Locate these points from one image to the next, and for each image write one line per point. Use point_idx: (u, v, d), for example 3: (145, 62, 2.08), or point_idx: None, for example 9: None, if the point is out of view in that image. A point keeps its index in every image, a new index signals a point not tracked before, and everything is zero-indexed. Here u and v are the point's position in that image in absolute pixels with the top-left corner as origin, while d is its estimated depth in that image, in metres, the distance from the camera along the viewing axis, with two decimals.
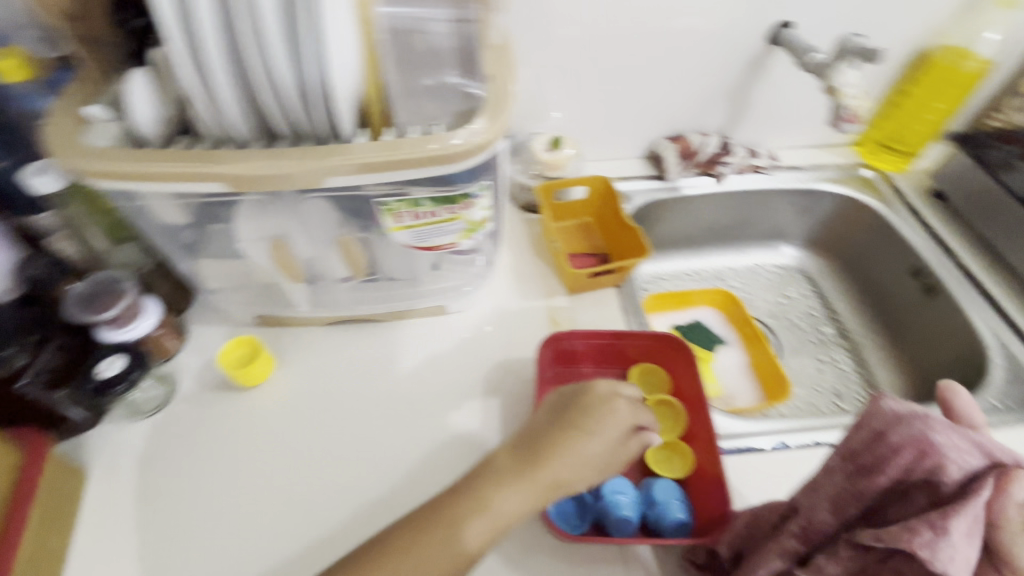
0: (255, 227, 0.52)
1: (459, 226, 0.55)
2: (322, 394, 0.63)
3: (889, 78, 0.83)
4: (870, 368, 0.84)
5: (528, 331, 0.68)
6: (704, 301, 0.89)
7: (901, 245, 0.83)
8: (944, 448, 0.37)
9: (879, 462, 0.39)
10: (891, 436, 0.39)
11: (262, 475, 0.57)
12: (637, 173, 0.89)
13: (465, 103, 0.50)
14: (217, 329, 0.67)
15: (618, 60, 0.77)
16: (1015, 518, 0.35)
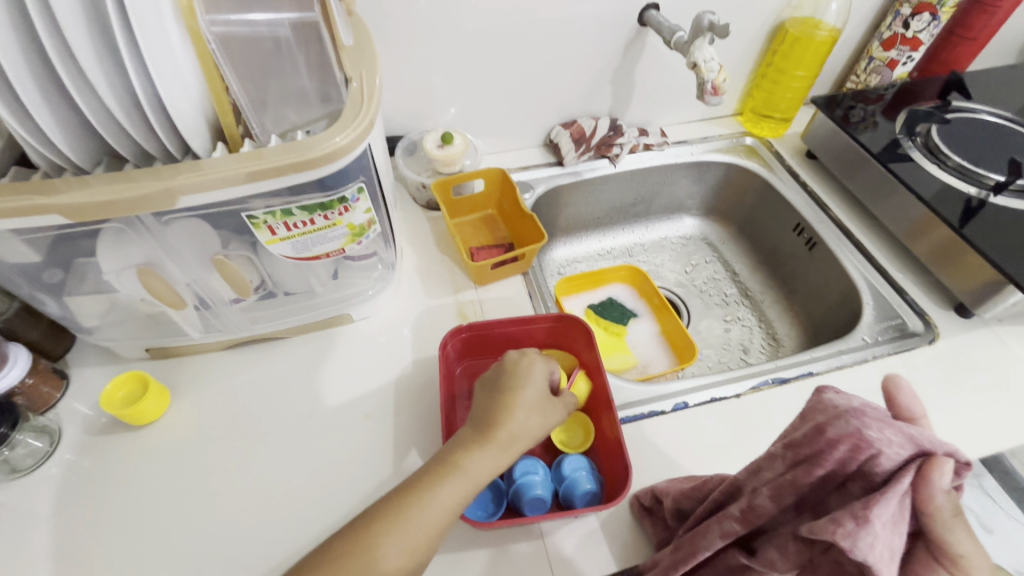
0: (117, 257, 0.49)
1: (342, 231, 0.54)
2: (226, 421, 0.61)
3: (754, 51, 0.89)
4: (770, 322, 0.90)
5: (437, 329, 0.69)
6: (615, 278, 0.92)
7: (784, 205, 0.89)
8: (877, 439, 0.34)
9: (818, 455, 0.36)
10: (829, 429, 0.36)
11: (165, 515, 0.54)
12: (536, 162, 0.91)
13: (326, 108, 0.51)
14: (103, 369, 0.63)
15: (499, 51, 0.78)
16: (944, 507, 0.32)
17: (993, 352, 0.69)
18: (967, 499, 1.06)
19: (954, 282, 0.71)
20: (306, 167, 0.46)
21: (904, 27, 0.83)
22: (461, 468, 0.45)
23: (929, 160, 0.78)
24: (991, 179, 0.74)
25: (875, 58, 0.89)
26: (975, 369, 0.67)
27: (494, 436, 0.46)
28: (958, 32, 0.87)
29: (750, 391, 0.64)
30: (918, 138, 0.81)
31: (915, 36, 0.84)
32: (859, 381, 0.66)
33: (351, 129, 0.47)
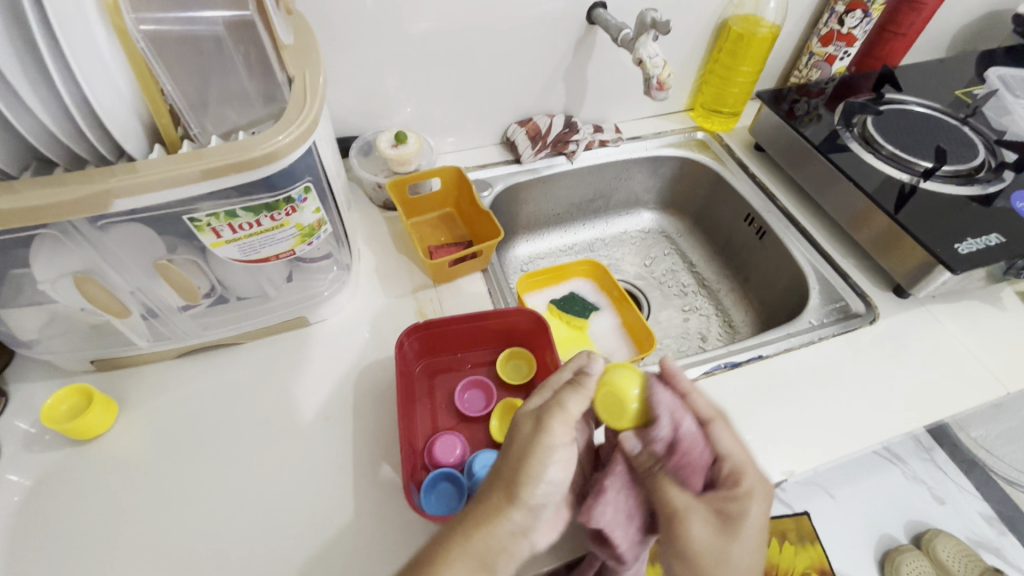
0: (53, 265, 0.48)
1: (290, 232, 0.53)
2: (179, 431, 0.59)
3: (701, 48, 0.92)
4: (726, 310, 0.93)
5: (396, 329, 0.68)
6: (576, 273, 0.93)
7: (735, 197, 0.92)
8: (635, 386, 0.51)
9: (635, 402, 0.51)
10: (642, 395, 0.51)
11: (115, 530, 0.52)
12: (494, 160, 0.91)
13: (268, 107, 0.50)
14: (44, 384, 0.60)
15: (451, 51, 0.78)
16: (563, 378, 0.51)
17: (929, 330, 0.73)
18: (921, 472, 1.11)
19: (890, 265, 0.75)
20: (252, 164, 0.45)
21: (839, 24, 0.87)
22: (473, 543, 0.42)
23: (865, 150, 0.82)
24: (922, 166, 0.78)
25: (815, 53, 0.93)
26: (912, 346, 0.71)
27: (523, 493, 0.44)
28: (890, 27, 0.92)
29: (704, 375, 0.66)
30: (855, 129, 0.85)
31: (850, 32, 0.88)
32: (806, 362, 0.69)
33: (293, 128, 0.46)
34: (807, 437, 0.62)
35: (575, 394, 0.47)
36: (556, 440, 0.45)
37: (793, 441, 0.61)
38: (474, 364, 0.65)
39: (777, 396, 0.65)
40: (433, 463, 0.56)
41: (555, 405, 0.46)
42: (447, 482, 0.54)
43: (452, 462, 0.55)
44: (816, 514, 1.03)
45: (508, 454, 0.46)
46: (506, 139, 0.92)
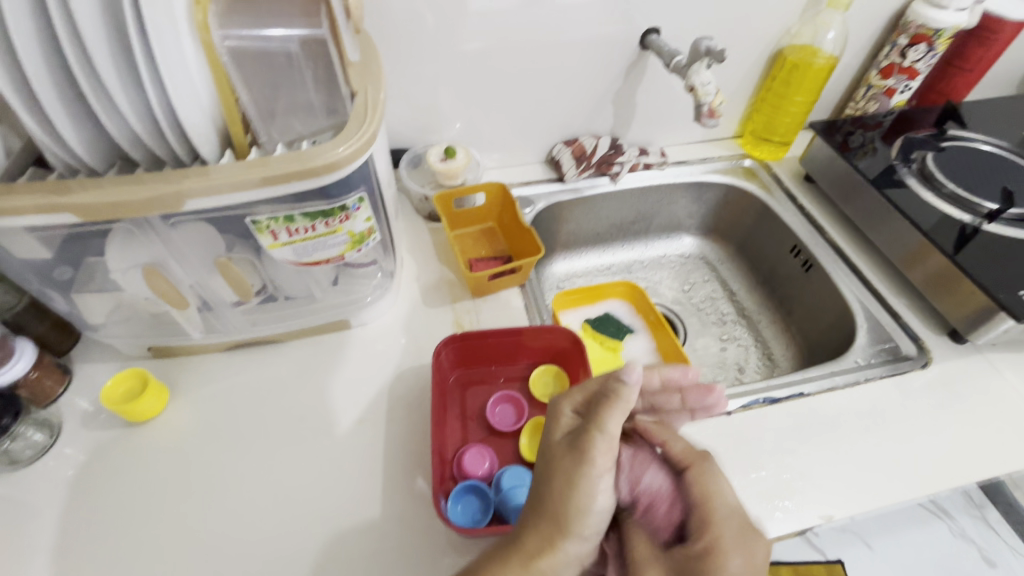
0: (125, 256, 0.51)
1: (342, 239, 0.56)
2: (222, 421, 0.62)
3: (753, 76, 0.91)
4: (765, 342, 0.90)
5: (432, 338, 0.70)
6: (612, 293, 0.93)
7: (781, 227, 0.90)
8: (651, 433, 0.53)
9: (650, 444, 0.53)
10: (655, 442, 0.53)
11: (155, 512, 0.55)
12: (537, 177, 0.93)
13: (332, 120, 0.53)
14: (104, 366, 0.64)
15: (504, 71, 0.80)
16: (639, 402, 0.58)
17: (987, 380, 0.69)
18: (969, 530, 1.04)
19: (946, 308, 0.72)
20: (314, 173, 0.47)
21: (901, 57, 0.85)
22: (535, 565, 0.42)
23: (924, 187, 0.79)
24: (985, 207, 0.75)
25: (874, 85, 0.91)
26: (968, 395, 0.67)
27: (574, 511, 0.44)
28: (955, 62, 0.89)
29: (741, 408, 0.64)
30: (914, 165, 0.82)
31: (912, 66, 0.86)
32: (851, 402, 0.66)
33: (354, 142, 0.48)
34: (847, 481, 0.59)
35: (612, 411, 0.45)
36: (602, 465, 0.44)
37: (832, 484, 0.59)
38: (506, 379, 0.65)
39: (817, 435, 0.63)
40: (461, 474, 0.56)
41: (595, 430, 0.45)
42: (473, 494, 0.54)
43: (480, 474, 0.56)
44: (851, 563, 0.98)
45: (547, 480, 0.45)
46: (551, 157, 0.93)
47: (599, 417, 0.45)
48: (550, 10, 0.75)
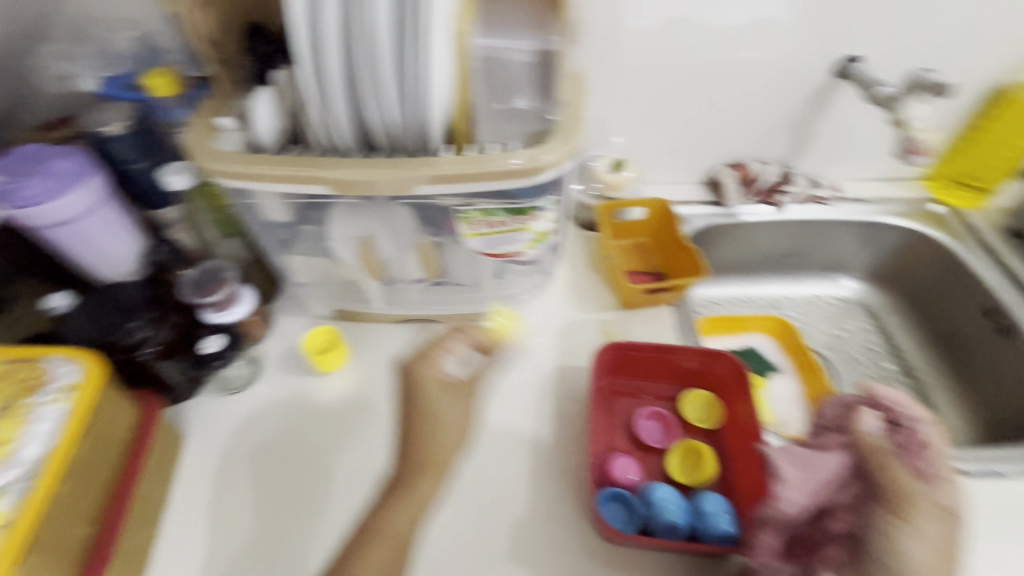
0: (347, 228, 0.59)
1: (527, 236, 0.59)
2: (389, 386, 0.68)
3: (960, 113, 0.82)
4: (935, 407, 0.81)
5: (581, 342, 0.71)
6: (757, 327, 0.88)
7: (973, 284, 0.80)
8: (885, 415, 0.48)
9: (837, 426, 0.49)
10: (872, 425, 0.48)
11: (334, 456, 0.62)
12: (694, 198, 0.91)
13: (540, 124, 0.55)
14: (298, 319, 0.74)
15: (683, 90, 0.80)
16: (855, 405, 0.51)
17: None
18: None
19: None
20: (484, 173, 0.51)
21: None
22: (383, 529, 0.52)
23: None
24: None
25: None
26: None
27: (431, 463, 0.56)
28: None
29: None
30: None
31: None
32: None
33: (560, 149, 0.51)
34: None
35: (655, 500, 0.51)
36: (453, 421, 0.58)
37: None
38: (654, 395, 0.65)
39: (1012, 523, 0.55)
40: (607, 479, 0.57)
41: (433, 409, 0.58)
42: (618, 502, 0.55)
43: (626, 483, 0.56)
44: None
45: (416, 469, 0.56)
46: (712, 179, 0.91)
47: (430, 399, 0.59)
48: (744, 32, 0.74)
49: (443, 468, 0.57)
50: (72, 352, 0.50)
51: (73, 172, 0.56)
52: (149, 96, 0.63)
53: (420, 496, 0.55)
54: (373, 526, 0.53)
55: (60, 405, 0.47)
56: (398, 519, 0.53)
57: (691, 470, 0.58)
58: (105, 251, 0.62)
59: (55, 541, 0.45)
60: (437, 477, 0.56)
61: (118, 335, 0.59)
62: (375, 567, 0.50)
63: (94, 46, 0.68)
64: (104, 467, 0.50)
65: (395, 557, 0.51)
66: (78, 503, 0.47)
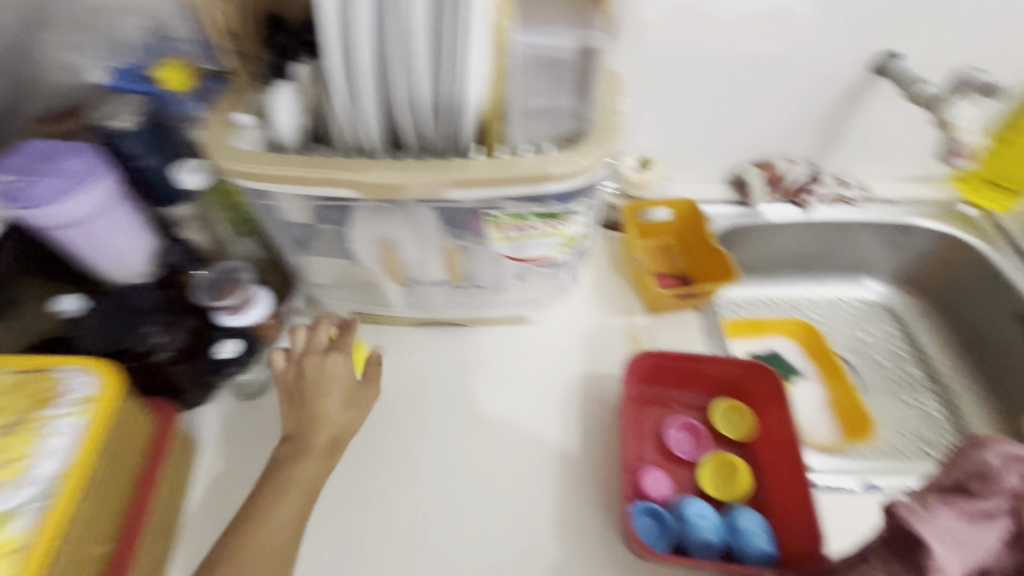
0: (369, 231, 0.57)
1: (557, 240, 0.57)
2: (409, 391, 0.66)
3: (997, 113, 0.79)
4: (961, 416, 0.79)
5: (606, 348, 0.69)
6: (781, 330, 0.87)
7: (1006, 291, 0.78)
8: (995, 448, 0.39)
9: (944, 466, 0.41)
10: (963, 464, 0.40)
11: (354, 465, 0.61)
12: (719, 197, 0.89)
13: (575, 124, 0.52)
14: (314, 321, 0.72)
15: (712, 86, 0.77)
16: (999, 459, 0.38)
17: None
18: None
19: None
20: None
21: None
22: (292, 478, 0.53)
23: None
24: None
25: None
26: None
27: (310, 445, 0.55)
28: None
29: None
30: None
31: None
32: None
33: (597, 152, 0.49)
34: None
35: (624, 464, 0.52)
36: (331, 409, 0.57)
37: None
38: (683, 404, 0.63)
39: None
40: (638, 493, 0.55)
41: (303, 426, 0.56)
42: (651, 518, 0.53)
43: (658, 497, 0.55)
44: None
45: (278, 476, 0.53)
46: (737, 178, 0.88)
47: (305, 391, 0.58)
48: (779, 26, 0.71)
49: (328, 459, 0.55)
50: (87, 362, 0.48)
51: (84, 171, 0.53)
52: (161, 88, 0.60)
53: (299, 481, 0.53)
54: (281, 473, 0.53)
55: (74, 418, 0.45)
56: (305, 467, 0.53)
57: (725, 484, 0.56)
58: (118, 253, 0.60)
59: (73, 559, 0.43)
60: (319, 462, 0.54)
61: (131, 341, 0.57)
62: (284, 515, 0.50)
63: (103, 35, 0.65)
64: (122, 481, 0.48)
65: (294, 523, 0.51)
66: (97, 519, 0.45)
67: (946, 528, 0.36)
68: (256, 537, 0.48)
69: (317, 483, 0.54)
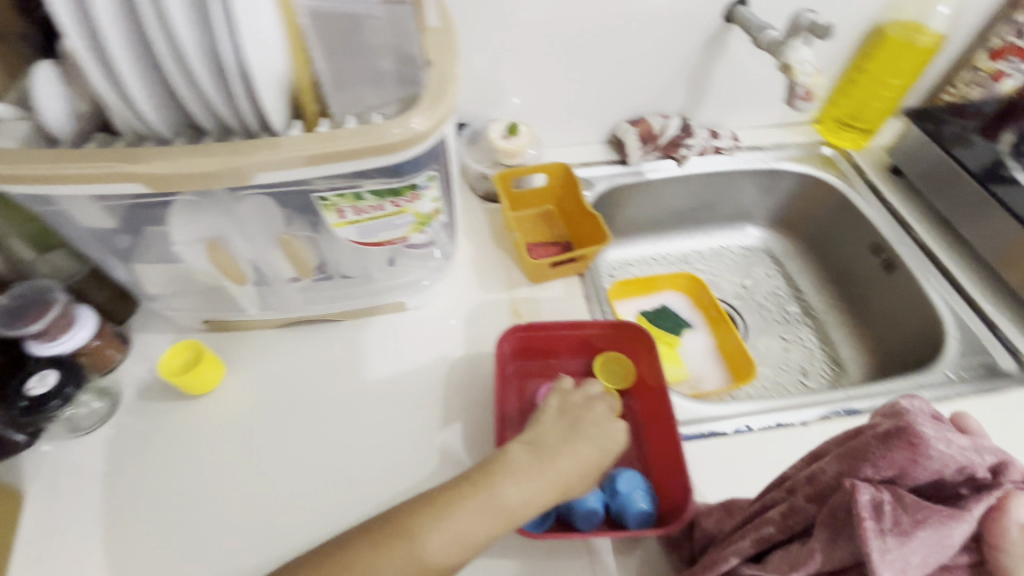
0: (189, 229, 0.49)
1: (407, 219, 0.53)
2: (277, 400, 0.60)
3: (844, 55, 0.83)
4: (833, 344, 0.85)
5: (490, 325, 0.67)
6: (669, 285, 0.88)
7: (862, 224, 0.83)
8: (935, 446, 0.36)
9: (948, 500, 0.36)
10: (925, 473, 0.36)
11: (215, 491, 0.54)
12: (599, 158, 0.87)
13: (403, 89, 0.48)
14: (162, 335, 0.64)
15: (574, 43, 0.75)
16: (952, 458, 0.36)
17: None
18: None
19: None
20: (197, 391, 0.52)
21: (1020, 36, 0.77)
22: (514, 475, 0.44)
23: None
24: None
25: (980, 69, 0.82)
26: None
27: (541, 449, 0.46)
28: None
29: (818, 420, 0.60)
30: None
31: None
32: None
33: (429, 114, 0.45)
34: None
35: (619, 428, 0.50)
36: (496, 501, 0.43)
37: None
38: (567, 374, 0.62)
39: None
40: None
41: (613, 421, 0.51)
42: None
43: None
44: None
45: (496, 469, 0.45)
46: (614, 138, 0.87)
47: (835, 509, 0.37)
48: None
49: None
50: None
51: None
52: None
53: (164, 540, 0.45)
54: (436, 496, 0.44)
55: None
56: (496, 503, 0.43)
57: None
58: None
59: None
60: (468, 526, 0.42)
61: None
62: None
63: None
64: None
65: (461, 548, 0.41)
66: None
67: (902, 552, 0.34)
68: (441, 510, 0.42)
69: (484, 533, 0.42)
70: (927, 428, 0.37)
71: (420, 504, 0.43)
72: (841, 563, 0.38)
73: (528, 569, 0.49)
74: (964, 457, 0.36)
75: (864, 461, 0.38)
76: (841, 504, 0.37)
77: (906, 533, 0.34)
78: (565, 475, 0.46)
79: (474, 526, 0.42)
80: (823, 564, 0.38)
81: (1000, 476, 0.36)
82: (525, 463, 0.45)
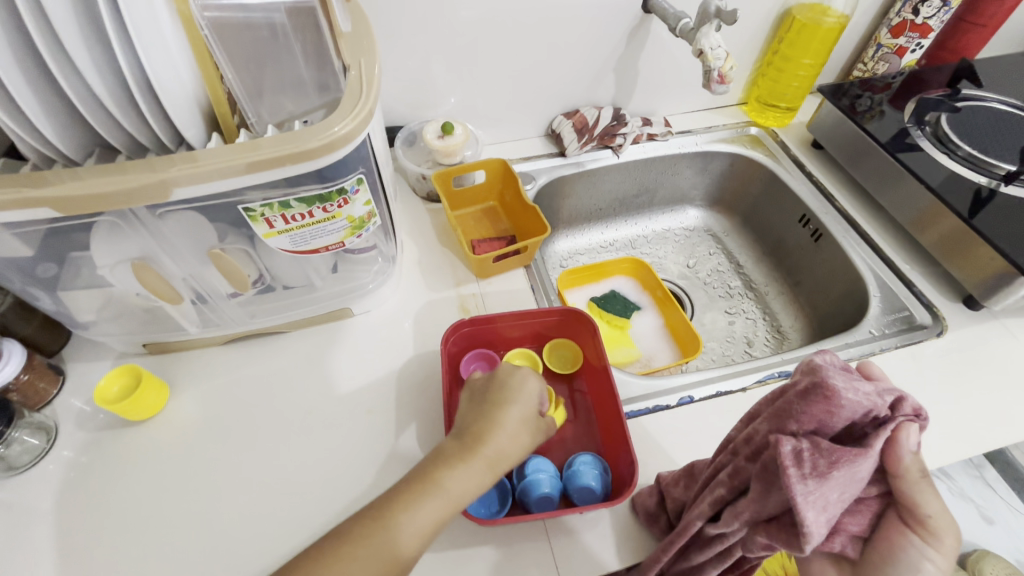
0: (112, 251, 0.48)
1: (341, 224, 0.53)
2: (226, 418, 0.60)
3: (760, 38, 0.87)
4: (774, 313, 0.89)
5: (439, 323, 0.67)
6: (617, 270, 0.91)
7: (790, 197, 0.88)
8: (844, 392, 0.36)
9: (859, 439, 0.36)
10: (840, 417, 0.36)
11: (166, 517, 0.53)
12: (538, 152, 0.89)
13: (324, 96, 0.49)
14: (99, 363, 0.62)
15: (501, 41, 0.76)
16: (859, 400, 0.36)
17: (1003, 344, 0.68)
18: (968, 489, 1.04)
19: (962, 274, 0.70)
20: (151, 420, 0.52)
21: (914, 14, 0.82)
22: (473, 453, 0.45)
23: (938, 150, 0.76)
24: (1002, 169, 0.73)
25: (883, 45, 0.87)
26: (985, 363, 0.66)
27: (481, 423, 0.47)
28: (968, 18, 0.85)
29: (756, 384, 0.63)
30: (927, 128, 0.80)
31: (924, 23, 0.82)
32: None
33: (350, 118, 0.45)
34: None
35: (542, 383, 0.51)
36: (452, 484, 0.44)
37: None
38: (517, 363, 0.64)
39: None
40: None
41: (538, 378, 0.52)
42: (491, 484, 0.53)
43: None
44: None
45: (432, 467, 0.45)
46: (551, 131, 0.89)
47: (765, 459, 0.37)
48: None
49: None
50: None
51: None
52: None
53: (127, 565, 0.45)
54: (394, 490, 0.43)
55: None
56: (452, 485, 0.44)
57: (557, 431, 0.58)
58: None
59: None
60: (428, 513, 0.42)
61: None
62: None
63: None
64: None
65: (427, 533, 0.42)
66: None
67: (821, 493, 0.34)
68: (402, 504, 0.42)
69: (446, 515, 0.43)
70: (840, 377, 0.36)
71: (380, 502, 0.42)
72: (774, 511, 0.37)
73: (487, 557, 0.50)
74: (871, 396, 0.36)
75: (788, 414, 0.38)
76: (773, 459, 0.37)
77: (824, 476, 0.34)
78: (512, 443, 0.47)
79: (436, 511, 0.42)
80: (756, 512, 0.38)
81: (897, 410, 0.36)
82: (472, 436, 0.46)
